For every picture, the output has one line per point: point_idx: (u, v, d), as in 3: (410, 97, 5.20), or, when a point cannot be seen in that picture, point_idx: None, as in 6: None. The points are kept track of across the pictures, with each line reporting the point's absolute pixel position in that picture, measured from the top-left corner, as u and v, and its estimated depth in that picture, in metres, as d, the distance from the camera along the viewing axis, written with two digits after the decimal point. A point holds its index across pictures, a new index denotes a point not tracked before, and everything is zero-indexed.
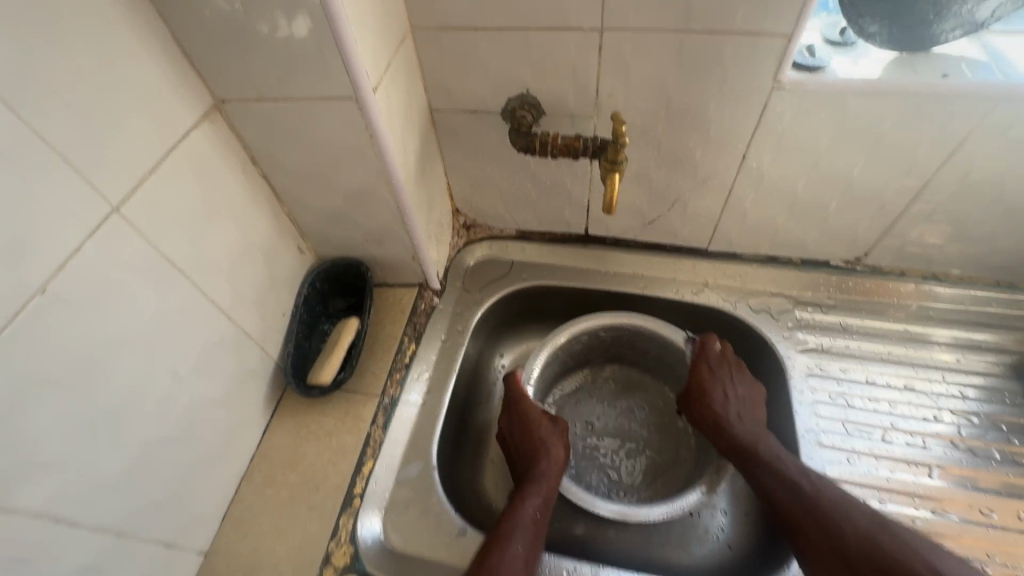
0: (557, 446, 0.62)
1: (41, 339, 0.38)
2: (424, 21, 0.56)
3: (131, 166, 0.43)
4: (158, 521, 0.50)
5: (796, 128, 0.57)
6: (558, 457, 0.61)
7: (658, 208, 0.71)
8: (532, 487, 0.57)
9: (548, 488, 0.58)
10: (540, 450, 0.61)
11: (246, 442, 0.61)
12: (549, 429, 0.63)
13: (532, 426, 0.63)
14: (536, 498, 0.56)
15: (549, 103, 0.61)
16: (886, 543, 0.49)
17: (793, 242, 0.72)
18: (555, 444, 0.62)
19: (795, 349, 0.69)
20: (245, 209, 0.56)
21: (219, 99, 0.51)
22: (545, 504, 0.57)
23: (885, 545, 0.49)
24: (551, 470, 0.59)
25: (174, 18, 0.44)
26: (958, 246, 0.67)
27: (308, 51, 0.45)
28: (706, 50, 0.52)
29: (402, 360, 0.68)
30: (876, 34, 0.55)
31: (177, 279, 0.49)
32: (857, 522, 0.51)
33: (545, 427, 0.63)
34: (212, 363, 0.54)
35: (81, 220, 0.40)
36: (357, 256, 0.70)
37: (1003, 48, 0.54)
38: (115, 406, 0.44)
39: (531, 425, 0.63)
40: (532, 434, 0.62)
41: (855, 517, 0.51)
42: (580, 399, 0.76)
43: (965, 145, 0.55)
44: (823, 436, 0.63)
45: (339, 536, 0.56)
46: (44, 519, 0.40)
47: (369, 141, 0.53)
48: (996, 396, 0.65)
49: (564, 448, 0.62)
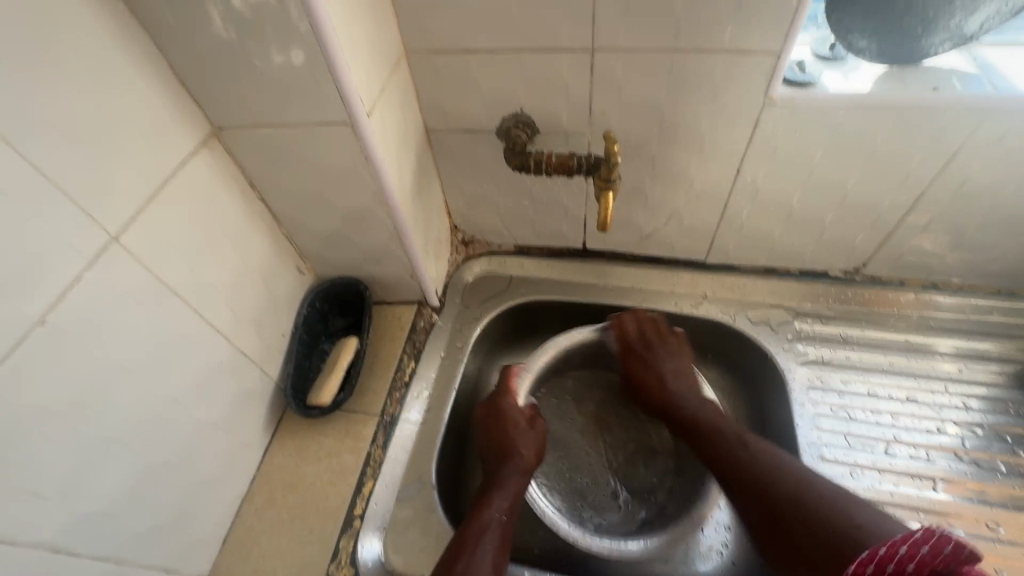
0: (530, 448, 0.61)
1: (41, 368, 0.38)
2: (418, 45, 0.57)
3: (131, 195, 0.44)
4: (159, 546, 0.50)
5: (789, 141, 0.58)
6: (529, 455, 0.60)
7: (654, 222, 0.72)
8: (498, 490, 0.57)
9: (515, 489, 0.58)
10: (510, 451, 0.60)
11: (247, 464, 0.61)
12: (524, 434, 0.62)
13: (510, 428, 0.62)
14: (503, 501, 0.56)
15: (543, 121, 0.62)
16: (815, 500, 0.49)
17: (791, 253, 0.72)
18: (529, 444, 0.61)
19: (795, 362, 0.69)
20: (243, 233, 0.57)
21: (217, 126, 0.52)
22: (514, 506, 0.56)
23: (807, 499, 0.50)
24: (518, 470, 0.59)
25: (172, 49, 0.45)
26: (956, 255, 0.67)
27: (303, 79, 0.46)
28: (697, 67, 0.53)
29: (401, 378, 0.68)
30: (866, 50, 0.55)
31: (177, 304, 0.49)
32: (787, 481, 0.52)
33: (520, 430, 0.62)
34: (212, 386, 0.54)
35: (80, 250, 0.41)
36: (356, 275, 0.70)
37: (992, 60, 0.55)
38: (116, 432, 0.44)
39: (509, 425, 0.62)
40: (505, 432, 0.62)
41: (787, 477, 0.52)
42: (566, 437, 0.73)
43: (958, 157, 0.56)
44: (825, 450, 0.63)
45: (340, 558, 0.56)
46: (45, 548, 0.40)
47: (364, 164, 0.53)
48: (999, 406, 0.65)
49: (536, 452, 0.61)
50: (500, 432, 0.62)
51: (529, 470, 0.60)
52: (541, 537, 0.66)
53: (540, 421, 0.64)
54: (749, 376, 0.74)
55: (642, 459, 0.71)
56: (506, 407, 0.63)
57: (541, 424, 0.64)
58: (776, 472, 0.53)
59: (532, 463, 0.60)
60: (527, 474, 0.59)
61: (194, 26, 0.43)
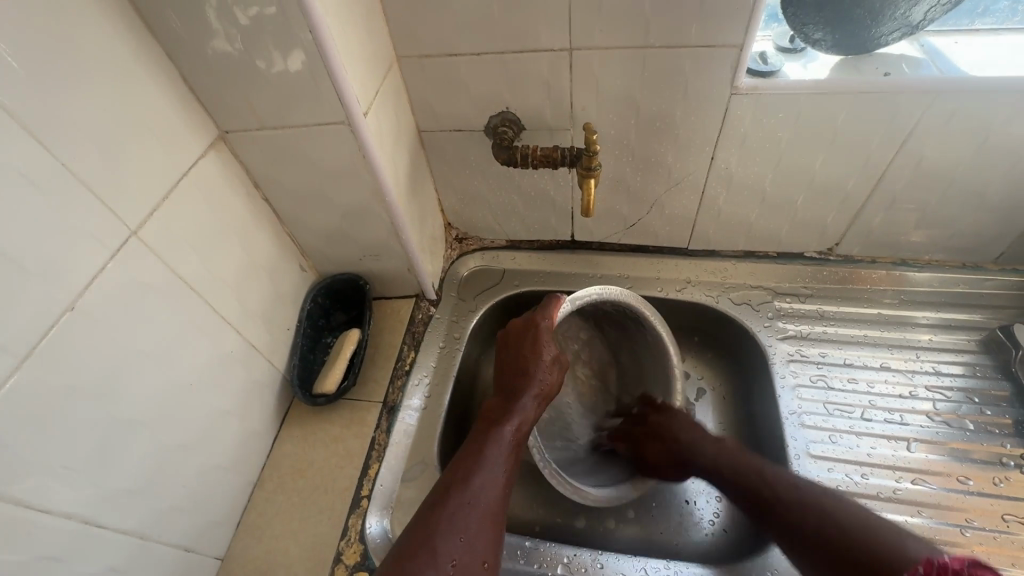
0: (551, 379, 0.59)
1: (71, 350, 0.42)
2: (408, 50, 0.61)
3: (147, 192, 0.48)
4: (176, 526, 0.53)
5: (757, 129, 0.62)
6: (550, 384, 0.59)
7: (637, 212, 0.76)
8: (511, 417, 0.56)
9: (530, 417, 0.57)
10: (530, 376, 0.59)
11: (257, 452, 0.64)
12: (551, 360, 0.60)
13: (540, 351, 0.59)
14: (514, 429, 0.55)
15: (528, 119, 0.66)
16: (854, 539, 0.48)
17: (768, 236, 0.76)
18: (552, 376, 0.59)
19: (775, 338, 0.73)
20: (249, 230, 0.60)
21: (223, 130, 0.55)
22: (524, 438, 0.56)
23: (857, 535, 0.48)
24: (536, 397, 0.58)
25: (183, 59, 0.49)
26: (922, 231, 0.71)
27: (303, 82, 0.50)
28: (666, 62, 0.57)
29: (402, 367, 0.72)
30: (820, 41, 0.60)
31: (190, 295, 0.52)
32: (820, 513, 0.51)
33: (549, 356, 0.59)
34: (223, 375, 0.57)
35: (104, 242, 0.44)
36: (355, 271, 0.74)
37: (939, 46, 0.60)
38: (136, 414, 0.47)
39: (536, 354, 0.59)
40: (536, 353, 0.59)
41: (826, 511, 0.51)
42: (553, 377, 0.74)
43: (913, 136, 0.60)
44: (805, 417, 0.66)
45: (349, 536, 0.59)
46: (74, 520, 0.43)
47: (362, 161, 0.57)
48: (968, 370, 0.68)
49: (557, 381, 0.60)
50: (530, 355, 0.59)
51: (545, 399, 0.59)
52: (540, 513, 0.69)
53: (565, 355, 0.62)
54: (735, 354, 0.77)
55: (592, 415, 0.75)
56: (541, 329, 0.60)
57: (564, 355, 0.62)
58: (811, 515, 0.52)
59: (550, 391, 0.60)
60: (542, 403, 0.59)
61: (203, 37, 0.47)
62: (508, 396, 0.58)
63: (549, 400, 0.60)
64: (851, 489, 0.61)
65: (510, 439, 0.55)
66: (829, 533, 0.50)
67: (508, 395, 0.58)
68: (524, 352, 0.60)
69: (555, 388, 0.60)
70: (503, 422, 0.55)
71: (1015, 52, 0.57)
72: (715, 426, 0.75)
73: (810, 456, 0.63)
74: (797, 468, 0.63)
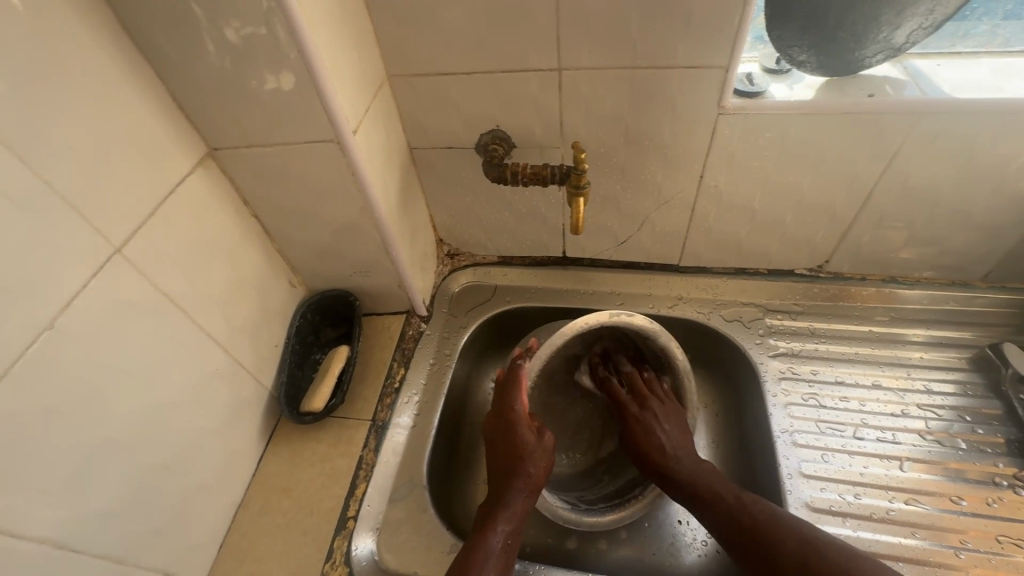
0: (538, 467, 0.58)
1: (49, 368, 0.41)
2: (399, 70, 0.62)
3: (133, 210, 0.47)
4: (157, 549, 0.51)
5: (745, 148, 0.63)
6: (537, 477, 0.58)
7: (629, 228, 0.76)
8: (504, 509, 0.55)
9: (521, 510, 0.56)
10: (516, 468, 0.58)
11: (241, 472, 0.63)
12: (535, 445, 0.59)
13: (517, 440, 0.59)
14: (507, 525, 0.54)
15: (518, 137, 0.67)
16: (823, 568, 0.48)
17: (758, 253, 0.76)
18: (539, 461, 0.59)
19: (767, 355, 0.72)
20: (237, 246, 0.60)
21: (212, 147, 0.55)
22: (518, 529, 0.55)
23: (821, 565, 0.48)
24: (524, 488, 0.57)
25: (172, 78, 0.49)
26: (910, 249, 0.71)
27: (293, 102, 0.50)
28: (655, 82, 0.58)
29: (391, 385, 0.71)
30: (805, 62, 0.61)
31: (175, 313, 0.52)
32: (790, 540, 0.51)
33: (529, 445, 0.59)
34: (209, 393, 0.56)
35: (86, 260, 0.44)
36: (345, 287, 0.73)
37: (922, 69, 0.61)
38: (116, 434, 0.46)
39: (514, 441, 0.59)
40: (514, 448, 0.59)
41: (787, 538, 0.51)
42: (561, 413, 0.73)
43: (898, 156, 0.61)
44: (797, 436, 0.66)
45: (334, 558, 0.57)
46: (49, 544, 0.42)
47: (351, 179, 0.57)
48: (959, 388, 0.68)
49: (544, 471, 0.59)
50: (511, 450, 0.59)
51: (537, 491, 0.58)
52: (532, 536, 0.68)
53: (547, 434, 0.61)
54: (727, 370, 0.77)
55: (579, 438, 0.74)
56: (516, 418, 0.60)
57: (547, 436, 0.61)
58: (739, 522, 0.54)
59: (539, 480, 0.58)
60: (534, 494, 0.58)
61: (192, 56, 0.47)
62: (495, 492, 0.58)
63: (540, 489, 0.59)
64: (844, 509, 0.60)
65: (500, 547, 0.52)
66: (790, 546, 0.50)
67: (496, 492, 0.58)
68: (509, 442, 0.59)
69: (545, 476, 0.59)
70: (490, 530, 0.53)
71: (995, 75, 0.58)
72: (709, 445, 0.74)
73: (803, 476, 0.63)
74: (788, 488, 0.62)
